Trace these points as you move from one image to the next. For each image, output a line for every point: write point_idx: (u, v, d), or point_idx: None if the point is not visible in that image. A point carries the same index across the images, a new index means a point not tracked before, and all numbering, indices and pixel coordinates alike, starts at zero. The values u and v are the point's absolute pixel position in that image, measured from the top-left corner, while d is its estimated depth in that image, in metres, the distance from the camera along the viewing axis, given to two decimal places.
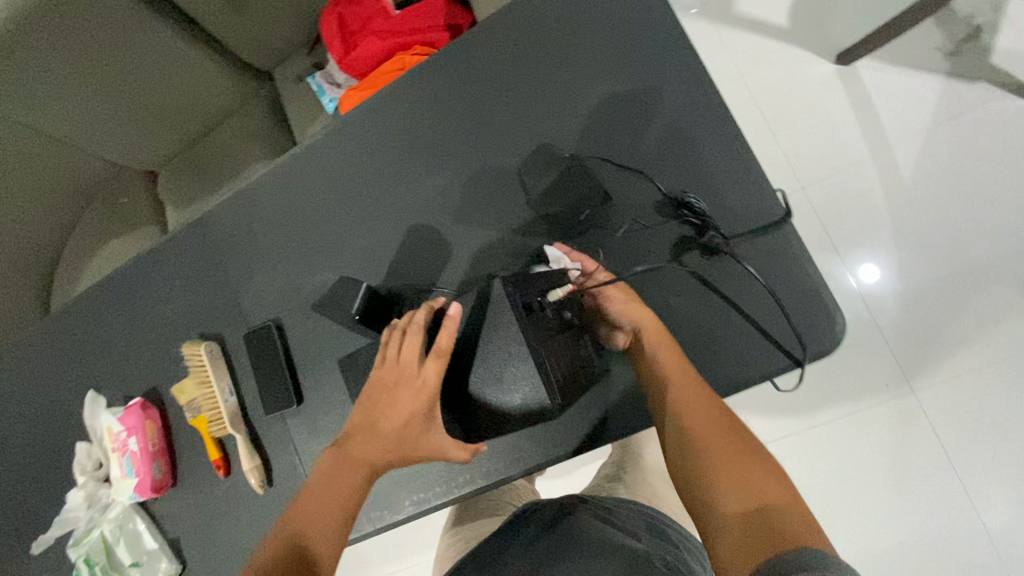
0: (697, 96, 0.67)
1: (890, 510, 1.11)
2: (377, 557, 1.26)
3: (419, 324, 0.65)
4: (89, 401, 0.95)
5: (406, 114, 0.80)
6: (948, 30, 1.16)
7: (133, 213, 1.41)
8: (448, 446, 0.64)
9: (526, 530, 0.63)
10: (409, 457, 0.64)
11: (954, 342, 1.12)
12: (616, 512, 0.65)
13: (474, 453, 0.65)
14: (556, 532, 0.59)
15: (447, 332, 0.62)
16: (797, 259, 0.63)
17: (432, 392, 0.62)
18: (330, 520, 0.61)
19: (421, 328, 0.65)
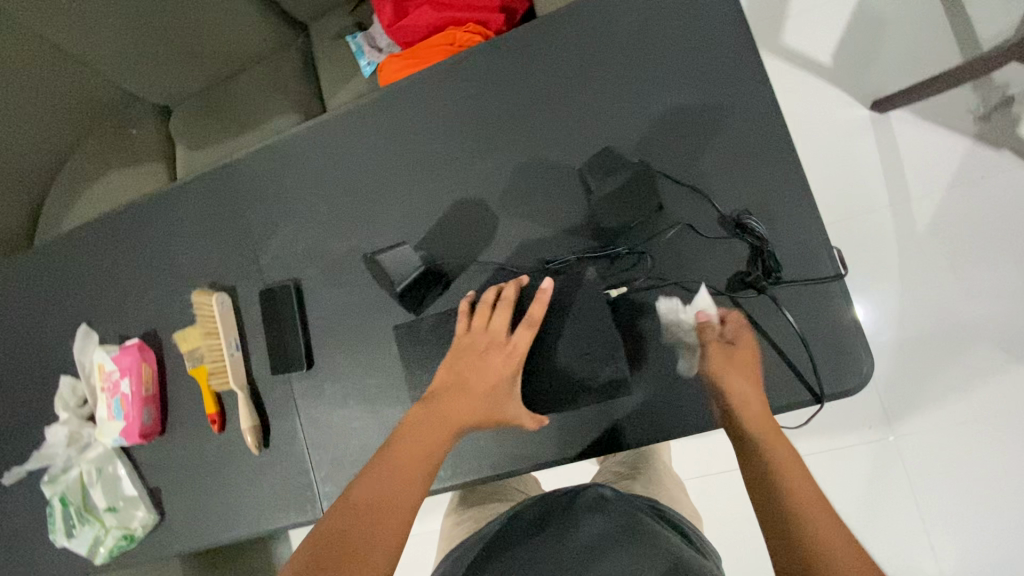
0: (763, 120, 0.66)
1: None
2: None
3: (510, 299, 0.67)
4: (82, 335, 0.91)
5: (459, 92, 0.79)
6: (983, 94, 1.18)
7: (136, 147, 1.34)
8: (523, 415, 0.65)
9: (562, 513, 0.64)
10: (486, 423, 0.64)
11: (940, 396, 1.16)
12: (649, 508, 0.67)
13: (543, 422, 0.66)
14: (593, 523, 0.61)
15: (541, 304, 0.64)
16: (837, 299, 0.63)
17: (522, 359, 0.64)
18: (404, 493, 0.57)
19: (512, 302, 0.67)
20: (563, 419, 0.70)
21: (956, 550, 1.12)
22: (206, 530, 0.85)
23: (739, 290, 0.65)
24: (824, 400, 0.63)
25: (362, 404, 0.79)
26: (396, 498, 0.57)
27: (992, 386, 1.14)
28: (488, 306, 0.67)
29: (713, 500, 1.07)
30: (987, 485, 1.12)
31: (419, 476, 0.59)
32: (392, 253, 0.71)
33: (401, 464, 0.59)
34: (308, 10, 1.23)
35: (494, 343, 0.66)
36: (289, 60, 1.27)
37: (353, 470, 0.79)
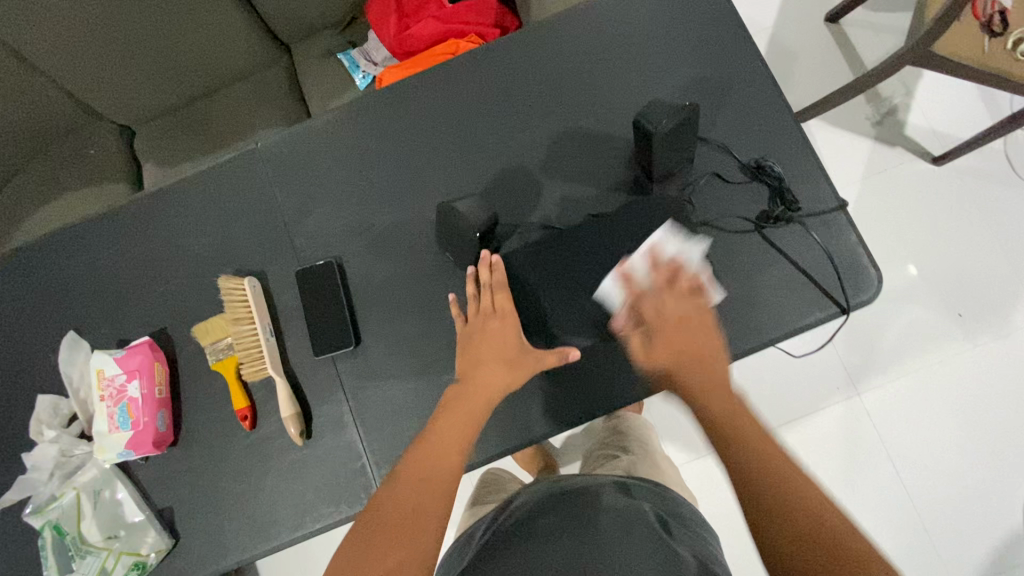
0: (763, 87, 0.79)
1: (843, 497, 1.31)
2: None
3: (494, 278, 0.72)
4: (69, 343, 0.81)
5: (491, 77, 0.85)
6: (875, 105, 1.47)
7: (98, 168, 1.24)
8: (544, 354, 0.69)
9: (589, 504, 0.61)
10: (512, 378, 0.69)
11: (887, 354, 1.36)
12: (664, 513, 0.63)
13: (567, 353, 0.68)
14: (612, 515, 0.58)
15: (497, 271, 0.71)
16: (844, 225, 0.75)
17: (512, 317, 0.71)
18: (447, 466, 0.62)
19: (485, 282, 0.72)
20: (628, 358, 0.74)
21: (923, 485, 1.30)
22: (234, 546, 0.75)
23: (767, 224, 0.75)
24: (849, 311, 0.73)
25: (416, 375, 0.77)
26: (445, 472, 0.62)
27: (925, 339, 1.36)
28: (474, 297, 0.72)
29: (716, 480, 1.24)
30: (935, 424, 1.32)
31: (455, 450, 0.64)
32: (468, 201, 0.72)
33: (437, 442, 0.64)
34: (295, 31, 1.26)
35: (491, 318, 0.71)
36: (277, 78, 1.28)
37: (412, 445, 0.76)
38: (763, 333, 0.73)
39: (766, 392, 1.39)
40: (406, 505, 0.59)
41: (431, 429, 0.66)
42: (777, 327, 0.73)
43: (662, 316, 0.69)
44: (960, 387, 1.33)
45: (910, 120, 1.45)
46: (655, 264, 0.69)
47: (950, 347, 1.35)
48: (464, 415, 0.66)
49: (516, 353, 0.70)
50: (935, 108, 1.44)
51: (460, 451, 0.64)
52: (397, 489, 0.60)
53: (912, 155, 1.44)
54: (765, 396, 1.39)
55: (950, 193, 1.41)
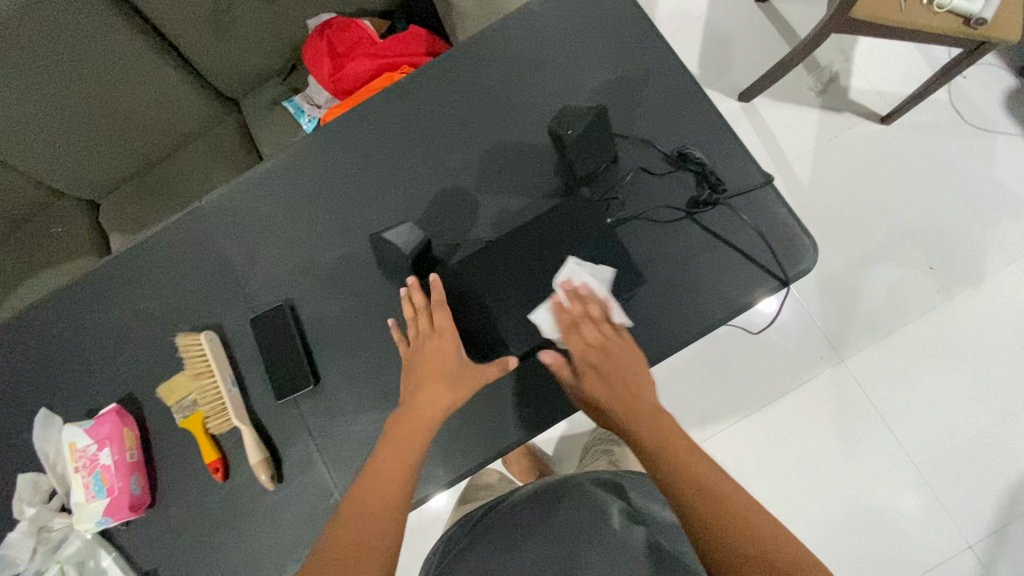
0: (675, 79, 0.82)
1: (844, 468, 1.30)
2: None
3: (429, 300, 0.73)
4: (41, 421, 0.82)
5: (417, 105, 0.88)
6: (816, 75, 1.48)
7: (69, 243, 1.27)
8: (485, 367, 0.71)
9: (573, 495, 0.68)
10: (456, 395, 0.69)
11: (867, 318, 1.36)
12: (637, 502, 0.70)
13: (509, 364, 0.71)
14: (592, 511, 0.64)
15: (437, 290, 0.73)
16: (772, 200, 0.76)
17: (451, 334, 0.72)
18: (400, 474, 0.61)
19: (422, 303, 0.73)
20: None
21: (923, 441, 1.29)
22: None
23: (697, 209, 0.76)
24: (789, 282, 0.74)
25: (378, 405, 0.78)
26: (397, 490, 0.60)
27: (902, 298, 1.36)
28: (412, 319, 0.74)
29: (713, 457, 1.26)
30: (925, 381, 1.31)
31: (410, 459, 0.63)
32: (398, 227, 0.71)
33: (384, 465, 0.62)
34: (240, 86, 1.29)
35: (430, 338, 0.72)
36: (229, 134, 1.31)
37: None
38: (709, 315, 0.74)
39: (751, 372, 1.38)
40: (353, 528, 0.56)
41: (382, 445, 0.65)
42: (720, 307, 0.74)
43: (585, 345, 0.70)
44: (942, 341, 1.33)
45: (853, 84, 1.47)
46: (562, 304, 0.72)
47: (927, 302, 1.35)
48: (415, 426, 0.66)
49: (456, 368, 0.70)
50: (874, 70, 1.46)
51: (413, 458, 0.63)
52: (345, 514, 0.57)
53: (859, 118, 1.45)
54: (751, 376, 1.38)
55: (903, 150, 1.42)
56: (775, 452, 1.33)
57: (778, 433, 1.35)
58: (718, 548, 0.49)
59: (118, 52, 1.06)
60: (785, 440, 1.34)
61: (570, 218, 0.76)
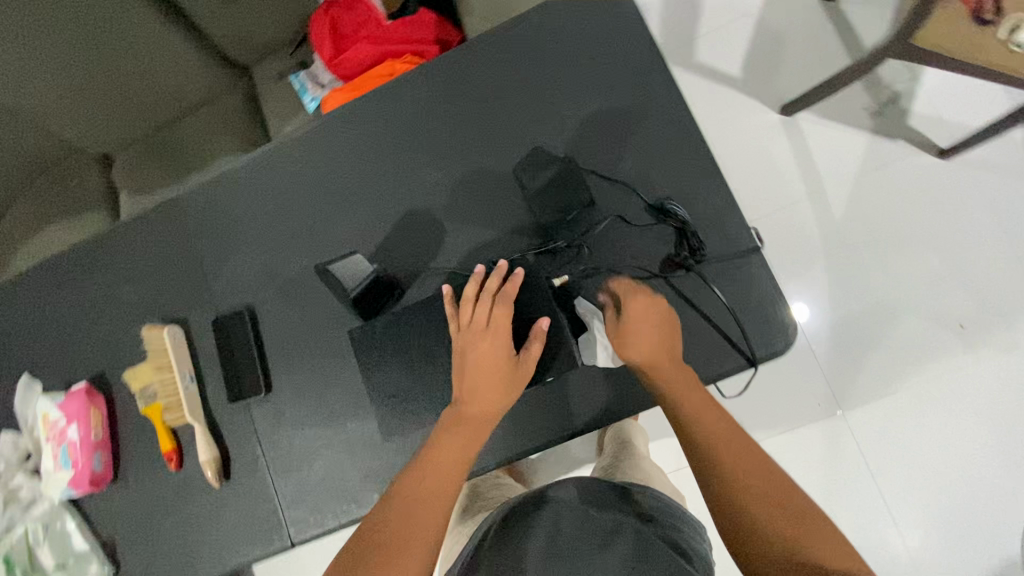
0: (672, 123, 0.75)
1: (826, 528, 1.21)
2: None
3: (495, 291, 0.68)
4: (22, 386, 0.86)
5: (398, 114, 0.82)
6: (874, 93, 1.31)
7: (83, 197, 1.32)
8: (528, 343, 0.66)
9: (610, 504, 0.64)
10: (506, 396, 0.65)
11: (884, 373, 1.23)
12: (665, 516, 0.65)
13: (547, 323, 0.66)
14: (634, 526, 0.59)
15: (512, 283, 0.68)
16: (755, 271, 0.71)
17: (507, 329, 0.66)
18: (443, 493, 0.61)
19: (492, 291, 0.68)
20: (526, 414, 0.72)
21: (914, 510, 1.18)
22: None
23: (671, 271, 0.72)
24: (756, 362, 0.70)
25: (324, 421, 0.80)
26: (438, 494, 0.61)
27: (927, 357, 1.22)
28: (471, 301, 0.68)
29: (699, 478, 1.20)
30: (932, 452, 1.19)
31: (454, 477, 0.63)
32: (345, 261, 0.72)
33: (433, 465, 0.62)
34: (249, 54, 1.26)
35: (482, 336, 0.66)
36: (235, 102, 1.30)
37: (321, 489, 0.78)
38: None
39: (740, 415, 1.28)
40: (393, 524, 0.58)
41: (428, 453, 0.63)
42: None
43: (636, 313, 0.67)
44: (959, 408, 1.20)
45: (914, 108, 1.29)
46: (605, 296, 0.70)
47: (952, 363, 1.21)
48: (463, 441, 0.64)
49: (511, 377, 0.66)
50: (941, 95, 1.29)
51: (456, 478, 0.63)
52: (389, 508, 0.60)
53: (914, 148, 1.28)
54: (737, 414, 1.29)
55: (958, 192, 1.26)
56: None
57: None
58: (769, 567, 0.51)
59: (123, 13, 1.06)
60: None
61: (533, 272, 0.70)
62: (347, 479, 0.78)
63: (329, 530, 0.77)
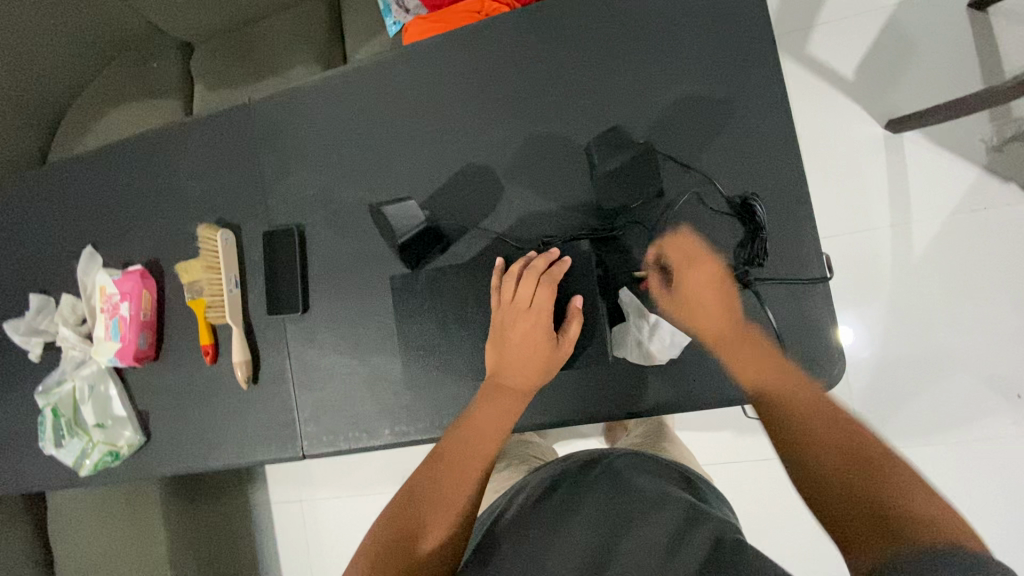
0: (766, 128, 0.69)
1: None
2: (339, 477, 1.37)
3: (542, 271, 0.67)
4: (85, 256, 0.93)
5: (477, 59, 0.79)
6: (999, 125, 1.16)
7: (163, 81, 1.34)
8: (568, 324, 0.67)
9: (640, 480, 0.62)
10: (546, 371, 0.66)
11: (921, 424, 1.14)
12: (704, 495, 0.64)
13: (579, 300, 0.66)
14: (664, 502, 0.57)
15: (559, 267, 0.67)
16: (814, 300, 0.67)
17: (549, 311, 0.66)
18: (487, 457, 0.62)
19: (539, 271, 0.66)
20: (545, 392, 0.72)
21: None
22: (186, 456, 0.88)
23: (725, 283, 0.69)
24: None
25: (349, 351, 0.82)
26: (474, 458, 0.62)
27: (973, 420, 1.13)
28: (514, 280, 0.67)
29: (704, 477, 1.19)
30: None
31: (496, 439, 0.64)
32: (399, 207, 0.72)
33: (472, 433, 0.63)
34: None
35: (524, 314, 0.66)
36: (318, 11, 1.26)
37: (335, 412, 0.82)
38: (694, 394, 0.68)
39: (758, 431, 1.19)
40: (435, 488, 0.60)
41: (466, 425, 0.64)
42: (710, 392, 0.68)
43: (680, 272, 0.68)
44: (990, 476, 1.11)
45: None
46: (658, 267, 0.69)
47: (997, 429, 1.12)
48: (503, 412, 0.64)
49: (552, 358, 0.66)
50: None
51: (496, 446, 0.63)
52: (431, 472, 0.61)
53: None
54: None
55: None
56: None
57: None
58: (851, 533, 0.46)
59: None
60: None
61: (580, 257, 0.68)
62: (361, 410, 0.81)
63: (336, 451, 0.82)
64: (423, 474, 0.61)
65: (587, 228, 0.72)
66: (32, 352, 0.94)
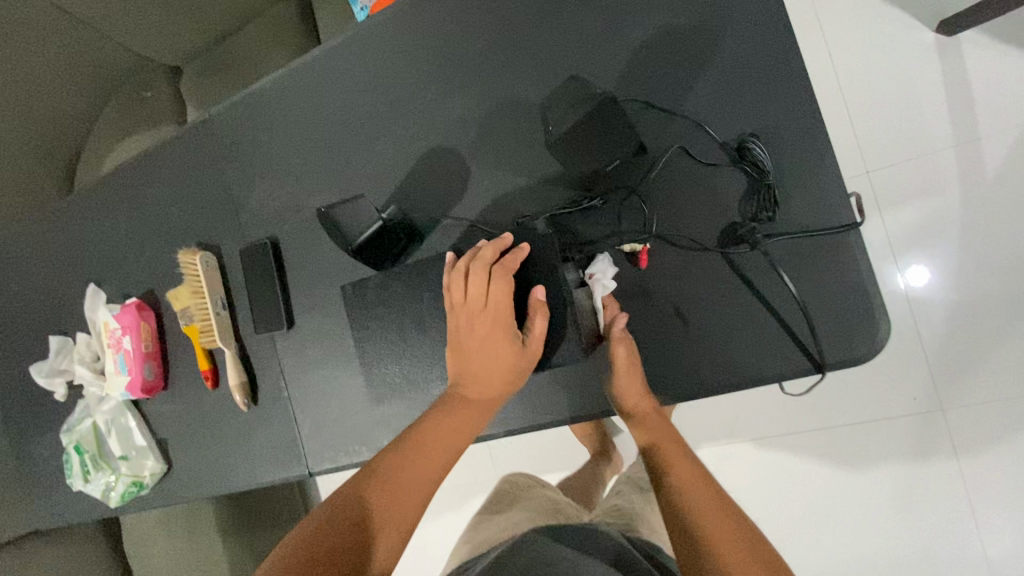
0: (760, 55, 0.58)
1: (890, 543, 0.99)
2: None
3: (494, 262, 0.60)
4: (89, 294, 0.94)
5: (428, 28, 0.71)
6: None
7: (157, 108, 1.29)
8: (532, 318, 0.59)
9: None
10: (508, 378, 0.61)
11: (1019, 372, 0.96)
12: None
13: (541, 290, 0.59)
14: None
15: (514, 257, 0.60)
16: (840, 250, 0.56)
17: (507, 307, 0.59)
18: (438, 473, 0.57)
19: (488, 263, 0.59)
20: (540, 390, 0.65)
21: (1007, 535, 0.94)
22: (204, 481, 0.88)
23: (731, 245, 0.58)
24: (826, 368, 0.56)
25: (339, 361, 0.79)
26: (424, 475, 0.56)
27: None
28: (464, 273, 0.60)
29: (752, 459, 1.07)
30: None
31: (452, 453, 0.59)
32: (351, 206, 0.69)
33: (426, 446, 0.58)
34: None
35: (482, 311, 0.59)
36: (289, 11, 1.19)
37: (335, 428, 0.79)
38: (705, 374, 0.59)
39: (821, 405, 1.04)
40: (377, 507, 0.53)
41: (418, 436, 0.58)
42: (723, 372, 0.59)
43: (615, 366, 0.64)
44: None
45: None
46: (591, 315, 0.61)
47: None
48: (458, 427, 0.59)
49: (518, 362, 0.60)
50: None
51: (445, 464, 0.58)
52: (375, 486, 0.54)
53: None
54: (801, 407, 1.04)
55: None
56: (802, 494, 1.04)
57: (812, 476, 1.04)
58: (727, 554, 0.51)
59: None
60: (840, 493, 1.02)
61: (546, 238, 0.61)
62: (358, 423, 0.77)
63: (339, 467, 0.79)
64: (366, 488, 0.54)
65: (565, 202, 0.64)
66: (57, 393, 0.97)
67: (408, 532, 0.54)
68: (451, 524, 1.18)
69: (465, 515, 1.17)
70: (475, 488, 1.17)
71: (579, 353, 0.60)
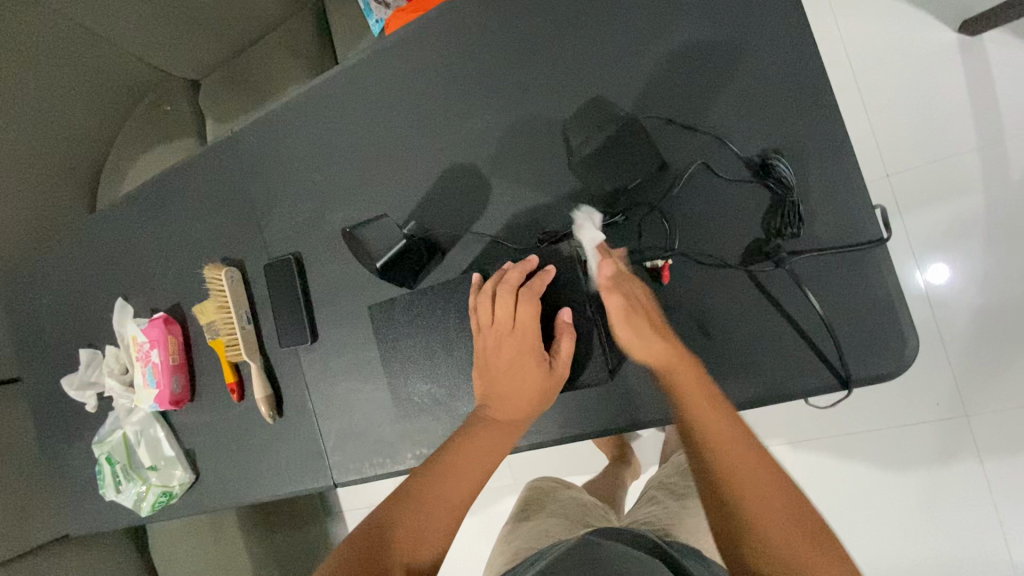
0: (782, 68, 0.58)
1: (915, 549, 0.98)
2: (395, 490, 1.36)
3: (521, 285, 0.61)
4: (117, 308, 0.96)
5: (447, 46, 0.71)
6: None
7: (177, 121, 1.31)
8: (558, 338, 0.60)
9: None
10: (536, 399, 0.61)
11: None
12: None
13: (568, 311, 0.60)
14: None
15: (541, 280, 0.61)
16: (864, 265, 0.56)
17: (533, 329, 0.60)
18: (464, 496, 0.57)
19: (516, 286, 0.61)
20: (563, 403, 0.66)
21: None
22: (231, 491, 0.90)
23: (755, 262, 0.58)
24: (851, 384, 0.56)
25: (362, 373, 0.80)
26: (449, 498, 0.57)
27: None
28: (491, 297, 0.62)
29: None
30: None
31: (479, 474, 0.59)
32: (375, 225, 0.69)
33: (452, 469, 0.58)
34: None
35: (509, 333, 0.61)
36: (304, 23, 1.20)
37: (359, 440, 0.80)
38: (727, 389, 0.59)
39: (843, 411, 1.03)
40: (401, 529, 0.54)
41: (448, 458, 0.59)
42: (746, 387, 0.59)
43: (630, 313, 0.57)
44: None
45: None
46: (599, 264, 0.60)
47: None
48: (486, 449, 0.60)
49: (546, 385, 0.60)
50: None
51: (471, 488, 0.58)
52: (399, 508, 0.55)
53: None
54: (822, 412, 1.04)
55: None
56: (824, 500, 1.04)
57: (834, 482, 1.03)
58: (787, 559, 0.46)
59: None
60: (862, 499, 1.02)
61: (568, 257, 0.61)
62: (382, 434, 0.78)
63: (364, 478, 0.80)
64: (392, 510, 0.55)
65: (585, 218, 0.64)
66: (88, 404, 1.00)
67: (434, 556, 0.54)
68: (472, 529, 1.19)
69: (486, 521, 1.18)
70: (495, 493, 1.18)
71: (605, 373, 0.61)
